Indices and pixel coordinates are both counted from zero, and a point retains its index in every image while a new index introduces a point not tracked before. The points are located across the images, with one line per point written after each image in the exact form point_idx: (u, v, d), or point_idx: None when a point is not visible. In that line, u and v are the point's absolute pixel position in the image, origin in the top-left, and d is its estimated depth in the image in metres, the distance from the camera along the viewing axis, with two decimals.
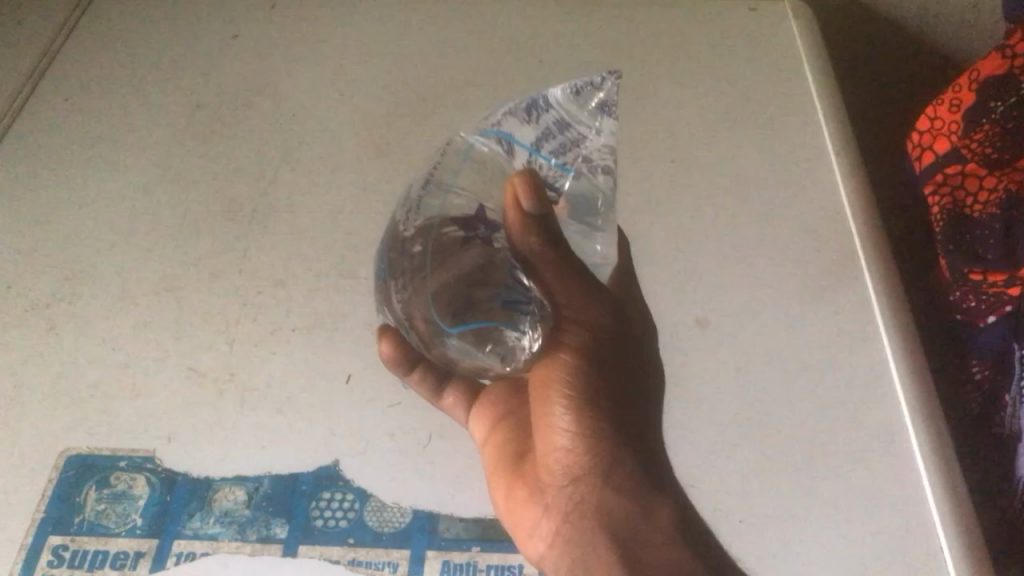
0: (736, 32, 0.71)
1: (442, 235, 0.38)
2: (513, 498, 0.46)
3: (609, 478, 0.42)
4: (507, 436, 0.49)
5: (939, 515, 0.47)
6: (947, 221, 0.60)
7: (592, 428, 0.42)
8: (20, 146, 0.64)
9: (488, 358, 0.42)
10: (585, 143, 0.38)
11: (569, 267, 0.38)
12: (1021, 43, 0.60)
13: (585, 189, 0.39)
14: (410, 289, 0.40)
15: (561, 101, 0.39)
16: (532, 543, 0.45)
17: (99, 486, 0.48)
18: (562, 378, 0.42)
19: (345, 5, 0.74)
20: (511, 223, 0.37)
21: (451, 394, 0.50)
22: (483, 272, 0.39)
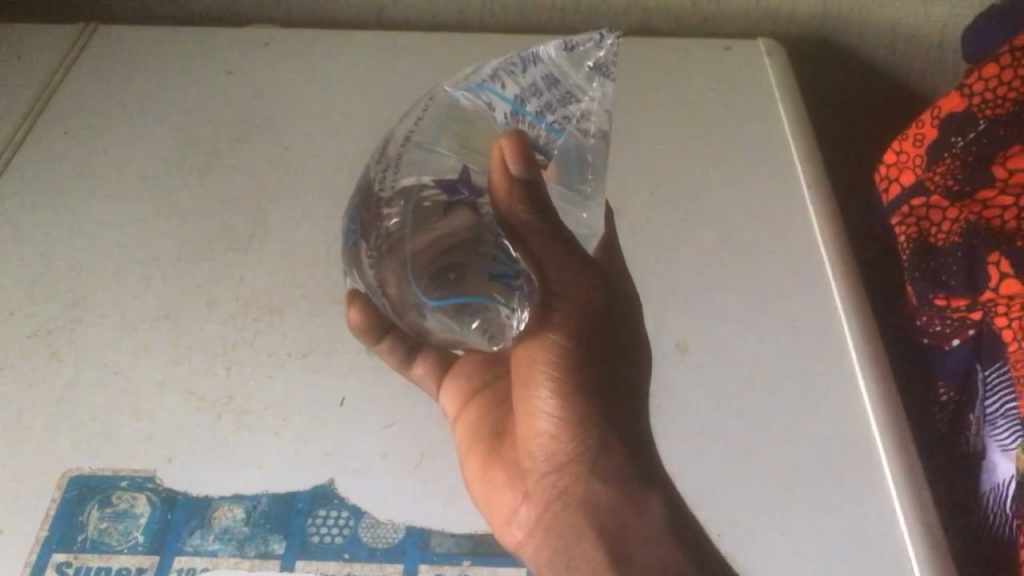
0: (711, 74, 0.77)
1: (421, 196, 0.38)
2: (491, 482, 0.47)
3: (594, 472, 0.43)
4: (481, 413, 0.49)
5: (905, 518, 0.50)
6: (912, 250, 0.61)
7: (578, 417, 0.42)
8: (29, 182, 0.68)
9: (473, 336, 0.41)
10: (576, 102, 0.40)
11: (555, 235, 0.38)
12: (979, 80, 0.62)
13: (574, 151, 0.41)
14: (388, 256, 0.39)
15: (554, 58, 0.39)
16: (510, 529, 0.46)
17: (101, 505, 0.50)
18: (544, 360, 0.42)
19: (345, 51, 0.79)
20: (498, 186, 0.37)
21: (421, 364, 0.52)
22: (467, 238, 0.38)
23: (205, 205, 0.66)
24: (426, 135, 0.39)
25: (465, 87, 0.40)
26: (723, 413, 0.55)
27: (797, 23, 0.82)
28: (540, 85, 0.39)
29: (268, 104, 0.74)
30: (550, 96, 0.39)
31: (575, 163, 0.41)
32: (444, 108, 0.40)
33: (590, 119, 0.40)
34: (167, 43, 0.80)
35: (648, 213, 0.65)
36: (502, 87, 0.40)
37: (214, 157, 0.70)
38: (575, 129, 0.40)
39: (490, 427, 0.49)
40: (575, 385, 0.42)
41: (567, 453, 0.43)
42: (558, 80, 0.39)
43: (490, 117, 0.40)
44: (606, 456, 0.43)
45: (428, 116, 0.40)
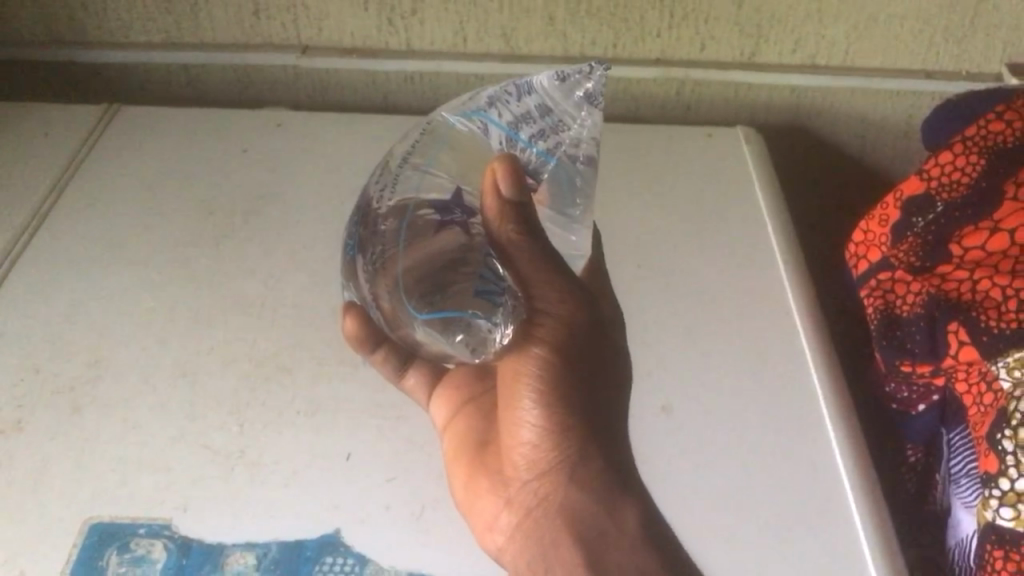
0: (693, 154, 0.83)
1: (418, 215, 0.45)
2: (477, 488, 0.52)
3: (574, 481, 0.48)
4: (467, 426, 0.54)
5: (875, 567, 0.54)
6: (879, 319, 0.66)
7: (562, 427, 0.47)
8: (52, 249, 0.72)
9: (456, 348, 0.46)
10: (565, 130, 0.48)
11: (543, 253, 0.43)
12: (936, 165, 0.67)
13: (564, 175, 0.49)
14: (382, 269, 0.45)
15: (547, 89, 0.48)
16: (492, 536, 0.51)
17: (120, 551, 0.53)
18: (526, 370, 0.46)
19: (352, 128, 0.85)
20: (489, 208, 0.42)
21: (414, 375, 0.56)
22: (458, 257, 0.44)
23: (220, 273, 0.70)
24: (424, 161, 0.47)
25: (463, 115, 0.49)
26: (705, 469, 0.59)
27: (772, 113, 0.89)
28: (534, 113, 0.47)
29: (280, 178, 0.79)
30: (543, 124, 0.47)
31: (566, 188, 0.49)
32: (441, 137, 0.48)
33: (579, 146, 0.48)
34: (186, 121, 0.85)
35: (636, 284, 0.70)
36: (500, 115, 0.48)
37: (230, 228, 0.74)
38: (565, 152, 0.48)
39: (475, 439, 0.54)
40: (557, 397, 0.47)
41: (550, 463, 0.48)
42: (550, 108, 0.47)
43: (486, 142, 0.48)
44: (586, 467, 0.48)
45: (427, 146, 0.48)
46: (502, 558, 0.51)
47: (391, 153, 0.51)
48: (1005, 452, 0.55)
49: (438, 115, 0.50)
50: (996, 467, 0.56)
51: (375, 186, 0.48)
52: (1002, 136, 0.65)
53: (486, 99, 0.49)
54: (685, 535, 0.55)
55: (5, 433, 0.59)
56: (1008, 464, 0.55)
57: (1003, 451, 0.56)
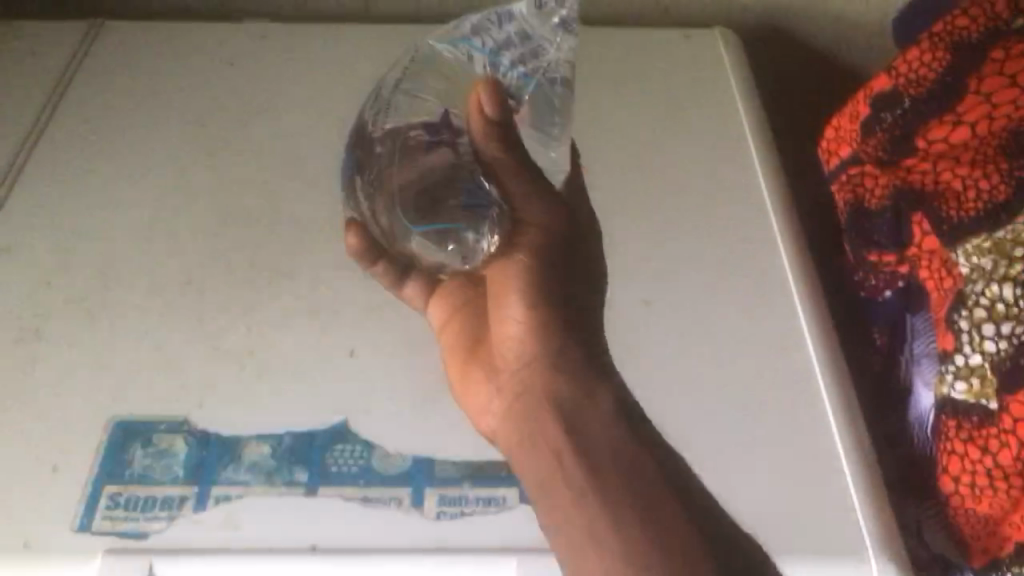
0: (671, 56, 0.85)
1: (409, 136, 0.51)
2: (468, 378, 0.54)
3: (555, 367, 0.50)
4: (461, 326, 0.55)
5: (841, 436, 0.58)
6: (850, 213, 0.72)
7: (546, 320, 0.51)
8: (50, 166, 0.74)
9: (450, 256, 0.53)
10: (543, 55, 0.53)
11: (523, 167, 0.48)
12: (902, 62, 0.70)
13: (545, 95, 0.52)
14: (377, 187, 0.52)
15: (525, 16, 0.53)
16: (484, 421, 0.53)
17: (143, 445, 0.57)
18: (514, 274, 0.51)
19: (337, 38, 0.86)
20: (474, 128, 0.46)
21: (412, 285, 0.59)
22: (443, 178, 0.51)
23: (217, 185, 0.73)
24: (412, 84, 0.52)
25: (448, 43, 0.54)
26: (686, 354, 0.63)
27: (748, 12, 0.92)
28: (515, 38, 0.53)
29: (268, 89, 0.81)
30: (523, 49, 0.52)
31: (545, 107, 0.52)
32: (426, 64, 0.53)
33: (555, 69, 0.53)
34: (169, 36, 0.86)
35: (618, 185, 0.73)
36: (483, 42, 0.53)
37: (223, 141, 0.76)
38: (545, 77, 0.52)
39: (467, 336, 0.55)
40: (539, 297, 0.51)
41: (534, 351, 0.50)
42: (529, 34, 0.53)
43: (470, 66, 0.52)
44: (567, 354, 0.50)
45: (413, 70, 0.53)
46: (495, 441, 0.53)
47: (381, 81, 0.56)
48: (960, 330, 0.61)
49: (425, 44, 0.55)
50: (953, 344, 0.61)
51: (369, 109, 0.55)
52: (966, 31, 0.67)
53: (467, 28, 0.54)
54: (669, 412, 0.59)
55: (25, 343, 0.62)
56: (963, 341, 0.60)
57: (959, 329, 0.61)
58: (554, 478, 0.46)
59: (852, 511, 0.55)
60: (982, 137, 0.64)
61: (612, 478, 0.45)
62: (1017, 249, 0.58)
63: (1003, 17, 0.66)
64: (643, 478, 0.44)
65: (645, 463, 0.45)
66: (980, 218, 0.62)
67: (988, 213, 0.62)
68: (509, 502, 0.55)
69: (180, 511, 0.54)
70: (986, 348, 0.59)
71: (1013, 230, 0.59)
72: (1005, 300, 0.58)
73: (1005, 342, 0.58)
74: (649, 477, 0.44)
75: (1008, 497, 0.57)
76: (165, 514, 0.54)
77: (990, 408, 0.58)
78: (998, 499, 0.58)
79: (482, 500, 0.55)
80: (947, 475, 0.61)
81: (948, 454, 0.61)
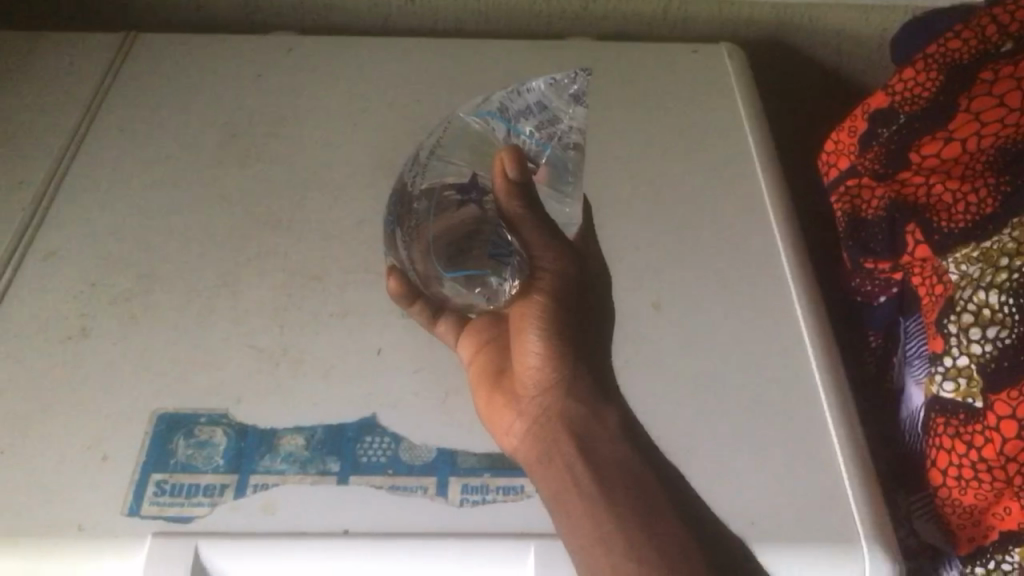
0: (678, 69, 0.89)
1: (443, 195, 0.57)
2: (492, 403, 0.59)
3: (568, 392, 0.56)
4: (487, 357, 0.61)
5: (837, 432, 0.63)
6: (847, 221, 0.75)
7: (560, 352, 0.56)
8: (90, 173, 0.78)
9: (477, 297, 0.60)
10: (558, 123, 0.59)
11: (541, 221, 0.52)
12: (900, 82, 0.75)
13: (559, 159, 0.59)
14: (415, 237, 0.58)
15: (544, 91, 0.60)
16: (507, 439, 0.58)
17: (186, 436, 0.61)
18: (532, 313, 0.56)
19: (360, 50, 0.91)
20: (498, 187, 0.51)
21: (443, 322, 0.63)
22: (469, 230, 0.57)
23: (249, 191, 0.77)
24: (446, 152, 0.59)
25: (476, 114, 0.61)
26: (693, 355, 0.67)
27: (753, 27, 0.96)
28: (532, 108, 0.60)
29: (295, 100, 0.85)
30: (540, 118, 0.59)
31: (560, 171, 0.59)
32: (458, 133, 0.60)
33: (569, 136, 0.59)
34: (199, 47, 0.90)
35: (628, 194, 0.77)
36: (506, 114, 0.60)
37: (253, 150, 0.80)
38: (558, 143, 0.59)
39: (493, 366, 0.60)
40: (557, 334, 0.56)
41: (551, 378, 0.56)
42: (547, 106, 0.59)
43: (492, 135, 0.59)
44: (578, 380, 0.56)
45: (447, 137, 0.60)
46: (518, 458, 0.58)
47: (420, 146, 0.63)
48: (949, 333, 0.65)
49: (456, 115, 0.62)
50: (942, 346, 0.65)
51: (407, 172, 0.61)
52: (958, 53, 0.72)
53: (494, 104, 0.61)
54: (676, 409, 0.63)
55: (73, 341, 0.66)
56: (951, 344, 0.64)
57: (947, 333, 0.65)
58: (567, 488, 0.53)
59: (847, 500, 0.59)
60: (972, 152, 0.69)
61: (618, 488, 0.52)
62: (1003, 257, 0.62)
63: (993, 41, 0.72)
64: (645, 486, 0.52)
65: (646, 475, 0.52)
66: (968, 229, 0.66)
67: (975, 224, 0.66)
68: (527, 491, 0.59)
69: (222, 497, 0.58)
70: (973, 350, 0.63)
71: (999, 240, 0.63)
72: (991, 306, 0.62)
73: (990, 345, 0.62)
74: (651, 490, 0.52)
75: (992, 490, 0.62)
76: (208, 499, 0.58)
77: (976, 407, 0.63)
78: (982, 491, 0.63)
79: (502, 488, 0.59)
80: (936, 469, 0.66)
81: (937, 450, 0.66)
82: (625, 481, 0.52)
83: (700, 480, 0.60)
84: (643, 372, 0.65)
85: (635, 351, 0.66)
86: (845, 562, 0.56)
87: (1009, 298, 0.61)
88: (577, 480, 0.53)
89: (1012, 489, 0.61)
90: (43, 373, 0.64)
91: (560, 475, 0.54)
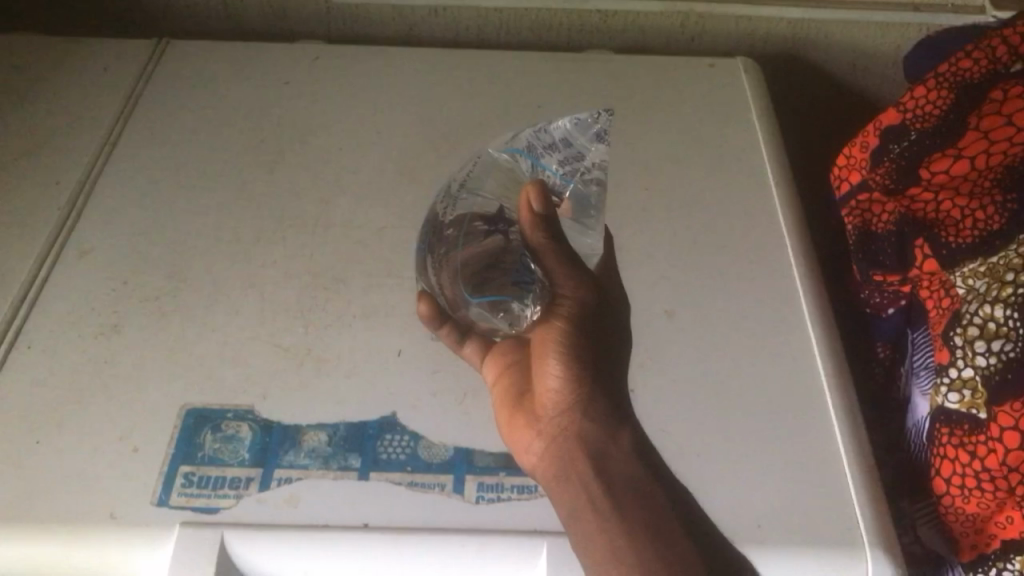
0: (695, 82, 0.91)
1: (472, 224, 0.60)
2: (513, 423, 0.62)
3: (585, 415, 0.59)
4: (512, 379, 0.63)
5: (842, 439, 0.64)
6: (857, 237, 0.78)
7: (579, 375, 0.59)
8: (122, 175, 0.81)
9: (500, 321, 0.63)
10: (582, 160, 0.63)
11: (564, 255, 0.57)
12: (910, 99, 0.76)
13: (583, 194, 0.63)
14: (445, 264, 0.62)
15: (570, 128, 0.63)
16: (526, 456, 0.60)
17: (213, 431, 0.63)
18: (551, 338, 0.60)
19: (385, 58, 0.93)
20: (525, 221, 0.56)
21: (469, 346, 0.66)
22: (495, 256, 0.60)
23: (277, 195, 0.79)
24: (475, 185, 0.62)
25: (506, 150, 0.64)
26: (704, 363, 0.68)
27: (769, 41, 0.98)
28: (557, 144, 0.63)
29: (321, 106, 0.88)
30: (565, 154, 0.62)
31: (583, 205, 0.64)
32: (488, 167, 0.64)
33: (592, 172, 0.63)
34: (228, 53, 0.93)
35: (644, 204, 0.79)
36: (533, 151, 0.63)
37: (281, 154, 0.83)
38: (581, 179, 0.63)
39: (514, 387, 0.63)
40: (576, 360, 0.59)
41: (571, 401, 0.59)
42: (572, 143, 0.63)
43: (519, 170, 0.63)
44: (595, 403, 0.59)
45: (478, 171, 0.63)
46: (535, 475, 0.60)
47: (452, 179, 0.66)
48: (955, 345, 0.67)
49: (486, 151, 0.65)
50: (948, 358, 0.68)
51: (441, 203, 0.64)
52: (968, 73, 0.74)
53: (523, 140, 0.64)
54: (687, 415, 0.65)
55: (106, 336, 0.69)
56: (957, 355, 0.66)
57: (954, 345, 0.67)
58: (582, 503, 0.56)
59: (851, 507, 0.61)
60: (979, 171, 0.71)
61: (628, 504, 0.55)
62: (1009, 273, 0.64)
63: (1003, 62, 0.73)
64: (652, 500, 0.55)
65: (654, 490, 0.56)
66: (974, 245, 0.69)
67: (981, 240, 0.69)
68: (540, 491, 0.61)
69: (247, 490, 0.61)
70: (978, 362, 0.64)
71: (1006, 256, 0.65)
72: (996, 319, 0.64)
73: (995, 357, 0.63)
74: (658, 505, 0.55)
75: (995, 499, 0.64)
76: (234, 491, 0.60)
77: (980, 417, 0.64)
78: (985, 501, 0.64)
79: (516, 487, 0.61)
80: (940, 477, 0.67)
81: (941, 459, 0.68)
82: (632, 496, 0.55)
83: (707, 483, 0.62)
84: (655, 378, 0.67)
85: (647, 357, 0.68)
86: (848, 567, 0.58)
87: (1013, 312, 0.63)
88: (590, 499, 0.56)
89: (1014, 499, 0.63)
90: (78, 367, 0.67)
91: (576, 490, 0.57)
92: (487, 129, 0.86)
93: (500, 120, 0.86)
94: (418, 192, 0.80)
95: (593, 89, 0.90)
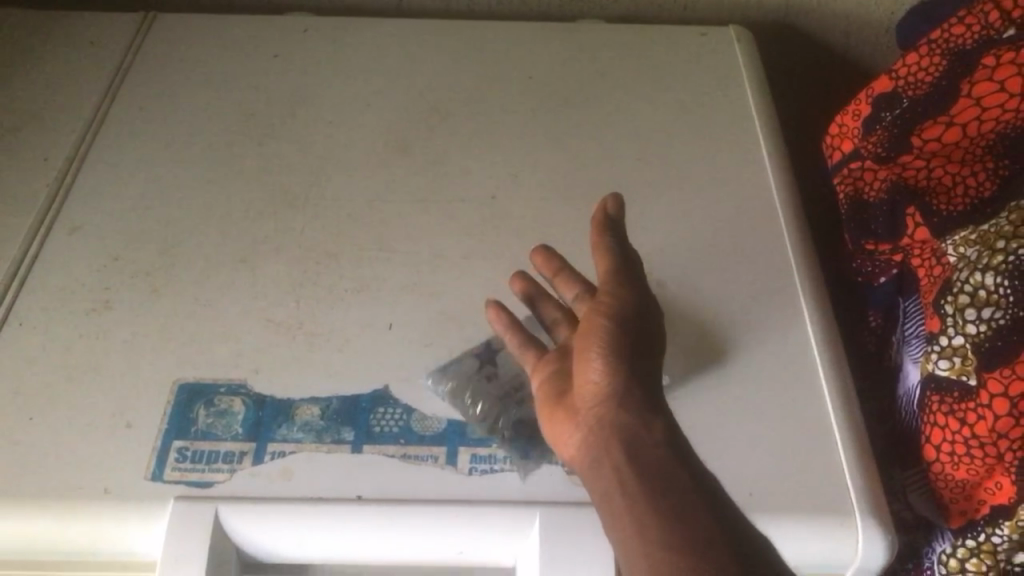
0: (689, 50, 0.91)
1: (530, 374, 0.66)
2: (555, 420, 0.59)
3: (620, 404, 0.54)
4: (551, 384, 0.61)
5: (832, 406, 0.64)
6: (851, 205, 0.79)
7: (615, 365, 0.56)
8: (110, 150, 0.80)
9: None
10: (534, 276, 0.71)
11: (621, 261, 0.61)
12: (902, 67, 0.78)
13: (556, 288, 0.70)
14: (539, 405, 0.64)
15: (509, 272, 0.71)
16: (566, 449, 0.58)
17: (206, 405, 0.63)
18: (592, 332, 0.58)
19: (375, 29, 0.93)
20: (595, 221, 0.63)
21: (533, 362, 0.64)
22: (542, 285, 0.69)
23: (267, 169, 0.79)
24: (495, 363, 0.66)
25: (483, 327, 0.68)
26: (698, 333, 0.68)
27: (763, 10, 0.98)
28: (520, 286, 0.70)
29: (310, 78, 0.87)
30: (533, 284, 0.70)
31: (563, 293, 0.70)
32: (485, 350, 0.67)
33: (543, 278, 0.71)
34: (217, 26, 0.92)
35: (636, 174, 0.79)
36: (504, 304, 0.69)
37: (270, 128, 0.82)
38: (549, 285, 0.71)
39: (557, 387, 0.60)
40: (614, 351, 0.56)
41: (606, 391, 0.55)
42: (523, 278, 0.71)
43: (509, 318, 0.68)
44: (629, 392, 0.54)
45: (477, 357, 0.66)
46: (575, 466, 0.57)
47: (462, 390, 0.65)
48: (946, 314, 0.67)
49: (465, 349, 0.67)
50: (939, 326, 0.68)
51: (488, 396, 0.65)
52: (962, 38, 0.74)
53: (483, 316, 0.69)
54: (678, 385, 0.65)
55: (97, 313, 0.68)
56: (948, 324, 0.66)
57: (944, 313, 0.67)
58: (612, 488, 0.52)
59: (841, 475, 0.61)
60: (972, 138, 0.72)
61: (652, 483, 0.50)
62: (1000, 241, 0.64)
63: (996, 27, 0.73)
64: (675, 478, 0.50)
65: (678, 472, 0.51)
66: (966, 212, 0.71)
67: (972, 207, 0.71)
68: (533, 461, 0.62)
69: (240, 464, 0.61)
70: (968, 330, 0.65)
71: (998, 223, 0.65)
72: (987, 287, 0.64)
73: (985, 325, 0.64)
74: (681, 487, 0.50)
75: (984, 464, 0.64)
76: (228, 466, 0.61)
77: (970, 384, 0.65)
78: (975, 466, 0.65)
79: (509, 457, 0.62)
80: (930, 444, 0.68)
81: (931, 426, 0.68)
82: (656, 477, 0.50)
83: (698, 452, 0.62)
84: None
85: None
86: (837, 533, 0.58)
87: (1004, 279, 0.63)
88: (622, 481, 0.51)
89: (1003, 464, 0.63)
90: (69, 344, 0.67)
91: (608, 476, 0.52)
92: (479, 100, 0.85)
93: (491, 92, 0.86)
94: (408, 164, 0.79)
95: (584, 59, 0.90)
